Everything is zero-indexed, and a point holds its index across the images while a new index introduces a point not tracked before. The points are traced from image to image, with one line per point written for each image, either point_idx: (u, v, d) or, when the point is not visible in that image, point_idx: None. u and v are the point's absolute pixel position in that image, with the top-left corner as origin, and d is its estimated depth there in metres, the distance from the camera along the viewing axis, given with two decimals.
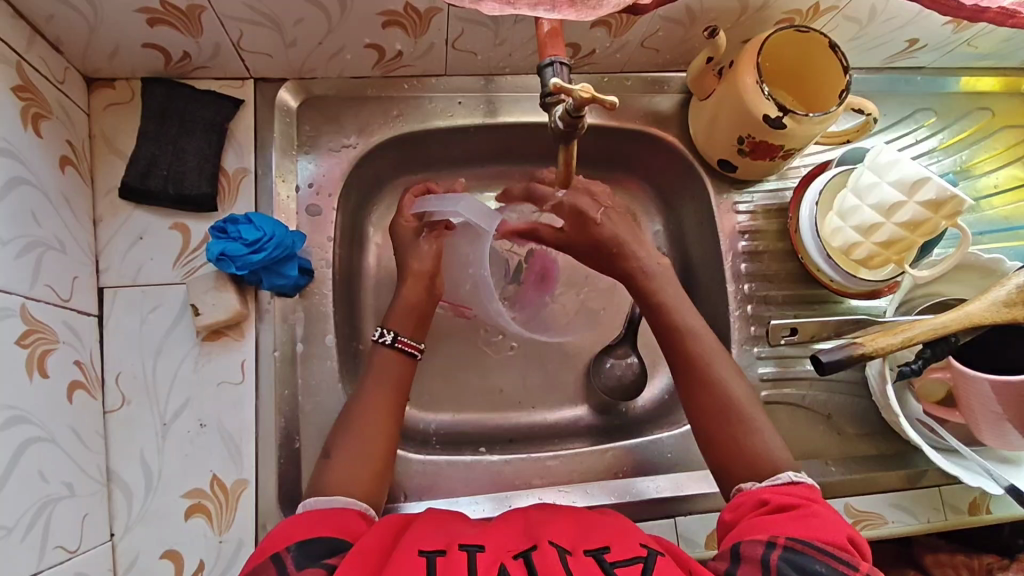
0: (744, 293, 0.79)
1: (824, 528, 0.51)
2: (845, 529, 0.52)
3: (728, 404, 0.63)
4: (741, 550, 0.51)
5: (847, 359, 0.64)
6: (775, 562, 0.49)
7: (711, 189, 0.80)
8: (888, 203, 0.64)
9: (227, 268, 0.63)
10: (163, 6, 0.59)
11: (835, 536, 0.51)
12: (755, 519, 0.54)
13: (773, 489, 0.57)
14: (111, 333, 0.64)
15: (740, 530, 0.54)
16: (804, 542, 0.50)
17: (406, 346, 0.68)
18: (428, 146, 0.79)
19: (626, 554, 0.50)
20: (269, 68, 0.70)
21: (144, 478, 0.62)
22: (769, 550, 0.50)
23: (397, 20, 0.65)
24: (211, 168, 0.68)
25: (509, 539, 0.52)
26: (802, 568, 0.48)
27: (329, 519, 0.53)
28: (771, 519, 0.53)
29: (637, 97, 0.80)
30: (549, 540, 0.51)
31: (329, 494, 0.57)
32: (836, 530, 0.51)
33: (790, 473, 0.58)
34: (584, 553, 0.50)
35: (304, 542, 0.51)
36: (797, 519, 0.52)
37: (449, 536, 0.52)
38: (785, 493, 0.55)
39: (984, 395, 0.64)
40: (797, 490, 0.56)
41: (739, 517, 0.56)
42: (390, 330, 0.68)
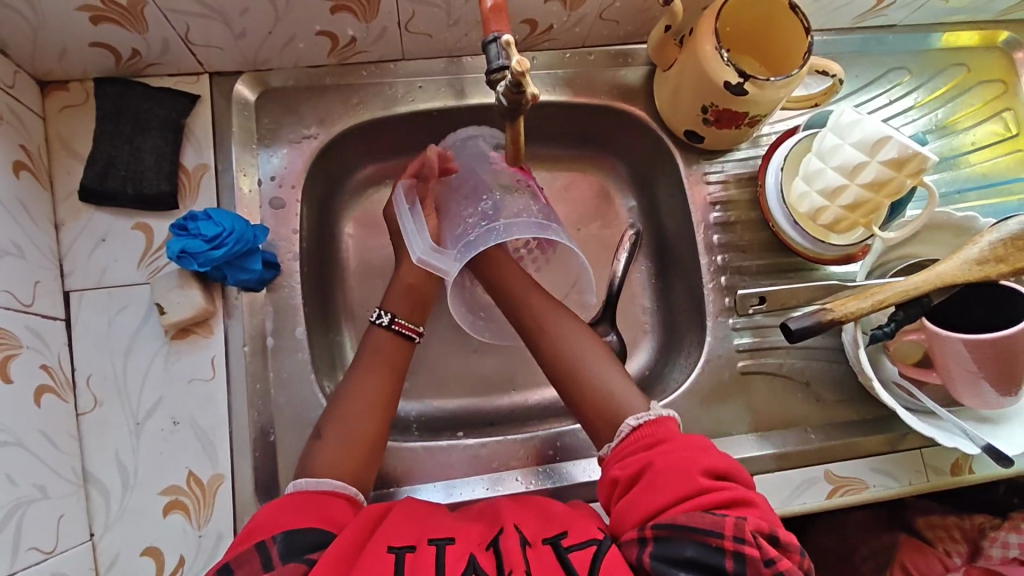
0: (717, 264, 0.78)
1: (670, 487, 0.52)
2: (694, 473, 0.53)
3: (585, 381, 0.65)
4: (624, 553, 0.52)
5: (817, 325, 0.63)
6: (647, 562, 0.49)
7: (681, 160, 0.80)
8: (851, 164, 0.62)
9: (189, 265, 0.63)
10: (103, 2, 0.58)
11: (690, 486, 0.52)
12: (624, 507, 0.55)
13: (620, 454, 0.59)
14: (79, 335, 0.64)
15: (619, 520, 0.55)
16: (665, 526, 0.50)
17: (402, 329, 0.68)
18: (392, 133, 0.78)
19: (582, 538, 0.51)
20: (223, 61, 0.69)
21: (120, 477, 0.63)
22: (641, 550, 0.50)
23: (346, 4, 0.64)
24: (169, 166, 0.68)
25: (474, 531, 0.53)
26: (671, 556, 0.48)
27: (313, 506, 0.54)
28: (633, 502, 0.54)
29: (602, 72, 0.79)
30: (515, 524, 0.53)
31: (319, 477, 0.58)
32: (687, 484, 0.52)
33: (632, 420, 0.60)
34: (543, 542, 0.51)
35: (290, 533, 0.51)
36: (642, 490, 0.54)
37: (427, 531, 0.52)
38: (628, 459, 0.58)
39: (959, 354, 0.63)
40: (648, 436, 0.58)
41: (610, 500, 0.57)
42: (387, 312, 0.69)
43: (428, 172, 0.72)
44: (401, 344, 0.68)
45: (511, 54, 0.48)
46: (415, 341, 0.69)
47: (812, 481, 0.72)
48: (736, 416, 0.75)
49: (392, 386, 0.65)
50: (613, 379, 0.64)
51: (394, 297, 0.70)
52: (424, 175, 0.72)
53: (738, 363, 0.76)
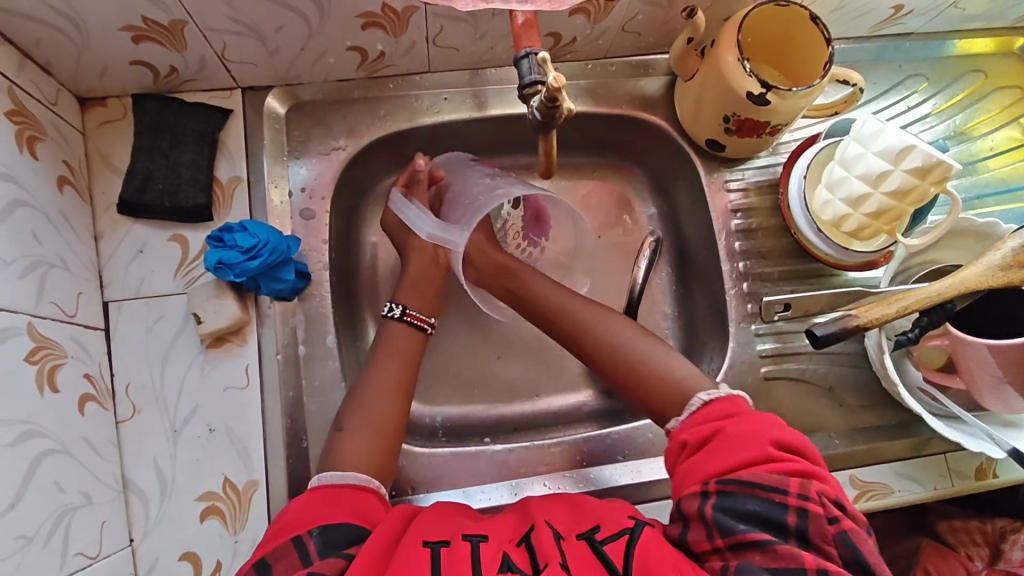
0: (739, 271, 0.79)
1: (740, 450, 0.56)
2: (763, 441, 0.56)
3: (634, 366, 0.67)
4: (683, 509, 0.55)
5: (842, 331, 0.64)
6: (711, 514, 0.52)
7: (702, 168, 0.81)
8: (874, 173, 0.63)
9: (226, 275, 0.65)
10: (146, 23, 0.60)
11: (753, 451, 0.55)
12: (685, 467, 0.58)
13: (690, 425, 0.61)
14: (118, 345, 0.66)
15: (680, 480, 0.58)
16: (730, 482, 0.54)
17: (414, 320, 0.72)
18: (417, 143, 0.79)
19: (614, 529, 0.53)
20: (255, 77, 0.71)
21: (159, 483, 0.64)
22: (704, 501, 0.54)
23: (377, 21, 0.65)
24: (204, 179, 0.70)
25: (507, 526, 0.54)
26: (734, 509, 0.52)
27: (343, 502, 0.56)
28: (695, 464, 0.57)
29: (623, 82, 0.81)
30: (546, 521, 0.54)
31: (344, 470, 0.60)
32: (752, 448, 0.55)
33: (704, 395, 0.62)
34: (576, 538, 0.52)
35: (325, 529, 0.53)
36: (715, 451, 0.57)
37: (453, 525, 0.54)
38: (699, 426, 0.60)
39: (982, 359, 0.64)
40: (717, 409, 0.60)
41: (672, 465, 0.61)
42: (398, 305, 0.72)
43: (422, 173, 0.74)
44: (414, 334, 0.71)
45: (547, 71, 0.49)
46: (428, 331, 0.72)
47: None
48: None
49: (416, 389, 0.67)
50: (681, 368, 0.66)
51: (405, 292, 0.74)
52: (416, 176, 0.75)
53: (761, 368, 0.77)
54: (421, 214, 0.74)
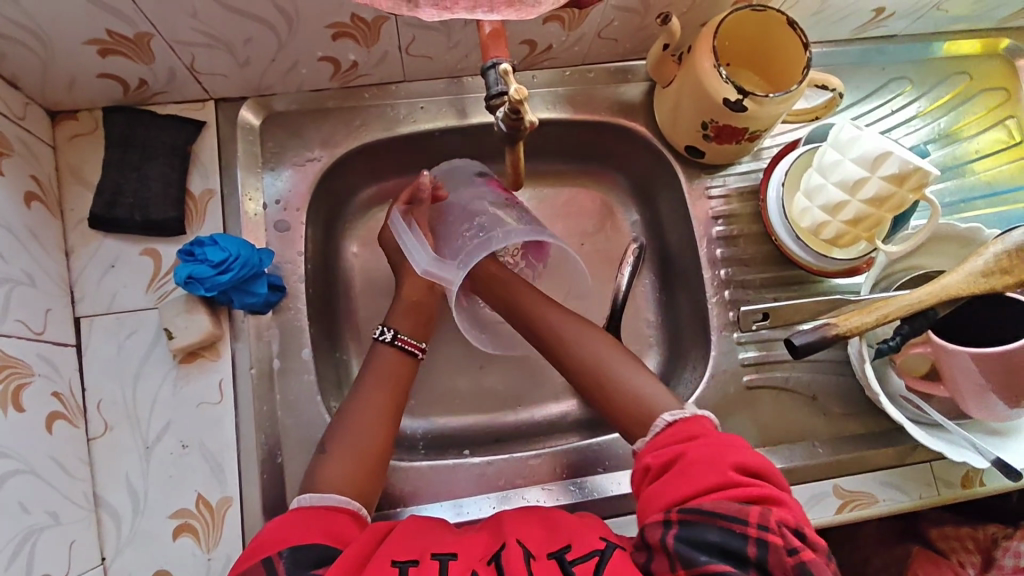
0: (721, 278, 0.78)
1: (701, 476, 0.54)
2: (722, 467, 0.53)
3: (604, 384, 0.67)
4: (647, 538, 0.53)
5: (822, 341, 0.63)
6: (671, 544, 0.50)
7: (682, 175, 0.80)
8: (851, 180, 0.62)
9: (196, 290, 0.64)
10: (111, 36, 0.59)
11: (710, 479, 0.53)
12: (651, 491, 0.56)
13: (654, 446, 0.59)
14: (89, 361, 0.65)
15: (647, 506, 0.56)
16: (693, 510, 0.52)
17: (405, 345, 0.70)
18: (395, 153, 0.79)
19: (585, 549, 0.52)
20: (228, 88, 0.70)
21: (131, 501, 0.63)
22: (665, 532, 0.52)
23: (347, 30, 0.65)
24: (176, 193, 0.69)
25: (478, 544, 0.54)
26: (695, 539, 0.50)
27: (320, 521, 0.55)
28: (662, 487, 0.55)
29: (602, 89, 0.80)
30: (517, 539, 0.53)
31: (324, 492, 0.59)
32: (713, 475, 0.53)
33: (666, 417, 0.61)
34: (548, 556, 0.51)
35: (295, 548, 0.52)
36: (677, 475, 0.55)
37: (423, 543, 0.54)
38: (663, 449, 0.58)
39: (966, 368, 0.63)
40: (678, 429, 0.59)
41: (639, 488, 0.59)
42: (389, 329, 0.71)
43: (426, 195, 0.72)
44: (404, 361, 0.69)
45: (510, 82, 0.48)
46: (419, 356, 0.71)
47: (820, 497, 0.71)
48: (743, 431, 0.75)
49: (397, 402, 0.67)
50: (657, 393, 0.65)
51: (399, 316, 0.73)
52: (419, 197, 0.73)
53: (744, 377, 0.76)
54: (414, 239, 0.73)
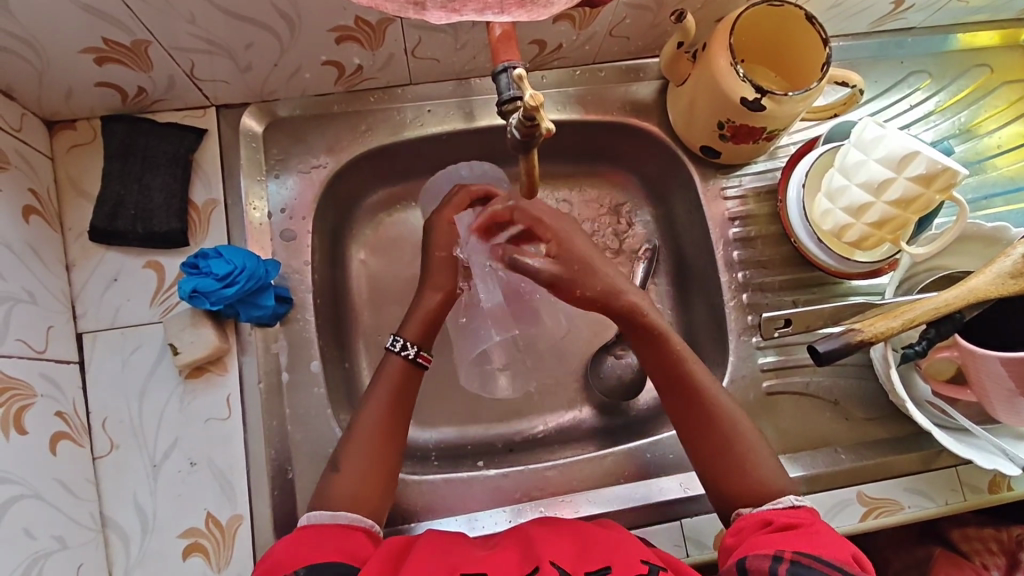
0: (738, 281, 0.76)
1: (829, 545, 0.50)
2: (847, 547, 0.50)
3: (717, 424, 0.61)
4: (747, 563, 0.50)
5: (846, 347, 0.61)
6: None
7: (697, 176, 0.78)
8: (877, 181, 0.60)
9: (201, 304, 0.62)
10: (107, 44, 0.58)
11: (841, 553, 0.50)
12: (758, 538, 0.53)
13: (775, 512, 0.55)
14: (93, 378, 0.64)
15: (746, 547, 0.53)
16: (813, 556, 0.49)
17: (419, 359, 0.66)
18: (401, 157, 0.77)
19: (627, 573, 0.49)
20: (229, 94, 0.68)
21: (140, 521, 0.62)
22: (776, 564, 0.49)
23: (351, 34, 0.63)
24: (179, 204, 0.67)
25: (510, 565, 0.51)
26: None
27: (333, 537, 0.54)
28: (774, 537, 0.52)
29: (614, 88, 0.78)
30: (550, 561, 0.50)
31: (336, 508, 0.57)
32: (841, 548, 0.50)
33: (791, 498, 0.57)
34: None
35: (311, 566, 0.50)
36: (802, 537, 0.51)
37: (450, 561, 0.52)
38: (787, 515, 0.54)
39: (995, 374, 0.61)
40: (798, 513, 0.55)
41: (739, 541, 0.55)
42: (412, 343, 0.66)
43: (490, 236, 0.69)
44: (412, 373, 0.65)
45: (523, 87, 0.46)
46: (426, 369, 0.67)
47: (842, 504, 0.70)
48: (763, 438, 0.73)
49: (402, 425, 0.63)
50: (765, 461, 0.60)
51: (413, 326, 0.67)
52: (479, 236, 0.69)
53: (764, 383, 0.74)
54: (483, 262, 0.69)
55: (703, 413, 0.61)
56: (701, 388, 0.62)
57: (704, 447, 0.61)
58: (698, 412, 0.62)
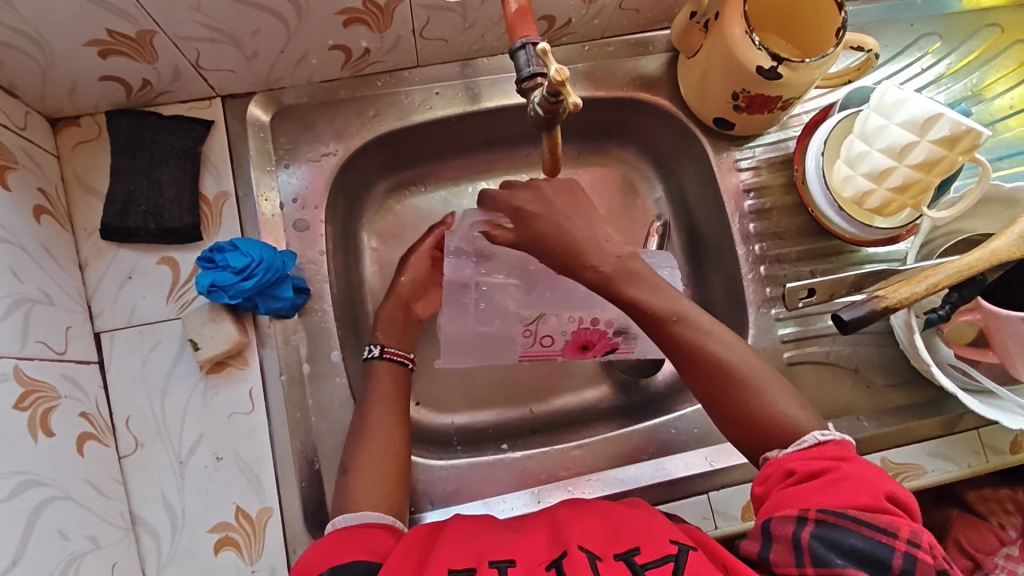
0: (755, 254, 0.76)
1: (857, 493, 0.49)
2: (877, 490, 0.49)
3: (733, 391, 0.57)
4: (773, 529, 0.50)
5: (871, 314, 0.60)
6: (807, 542, 0.48)
7: (709, 149, 0.77)
8: (899, 145, 0.59)
9: (220, 298, 0.62)
10: (112, 36, 0.56)
11: (872, 499, 0.49)
12: (785, 492, 0.52)
13: (800, 455, 0.54)
14: (114, 377, 0.63)
15: (771, 504, 0.52)
16: (836, 513, 0.48)
17: (394, 357, 0.68)
18: (411, 141, 0.76)
19: (657, 554, 0.50)
20: (234, 83, 0.67)
21: (169, 518, 0.61)
22: (799, 527, 0.49)
23: (359, 16, 0.61)
24: (189, 197, 0.66)
25: (537, 548, 0.51)
26: (838, 544, 0.47)
27: (357, 539, 0.53)
28: (802, 491, 0.51)
29: (622, 63, 0.77)
30: (578, 545, 0.50)
31: (359, 510, 0.57)
32: (869, 494, 0.49)
33: (816, 434, 0.54)
34: (615, 558, 0.50)
35: (335, 569, 0.50)
36: (826, 488, 0.50)
37: (479, 548, 0.52)
38: (811, 460, 0.53)
39: (1018, 335, 0.61)
40: (827, 451, 0.53)
41: (767, 490, 0.54)
42: (376, 344, 0.69)
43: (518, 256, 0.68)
44: (397, 373, 0.68)
45: (547, 62, 0.45)
46: (409, 366, 0.69)
47: None
48: None
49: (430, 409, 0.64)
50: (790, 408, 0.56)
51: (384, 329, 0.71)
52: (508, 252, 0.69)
53: (784, 354, 0.74)
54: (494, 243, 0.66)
55: (715, 374, 0.58)
56: (703, 362, 0.58)
57: (722, 409, 0.58)
58: (710, 378, 0.58)
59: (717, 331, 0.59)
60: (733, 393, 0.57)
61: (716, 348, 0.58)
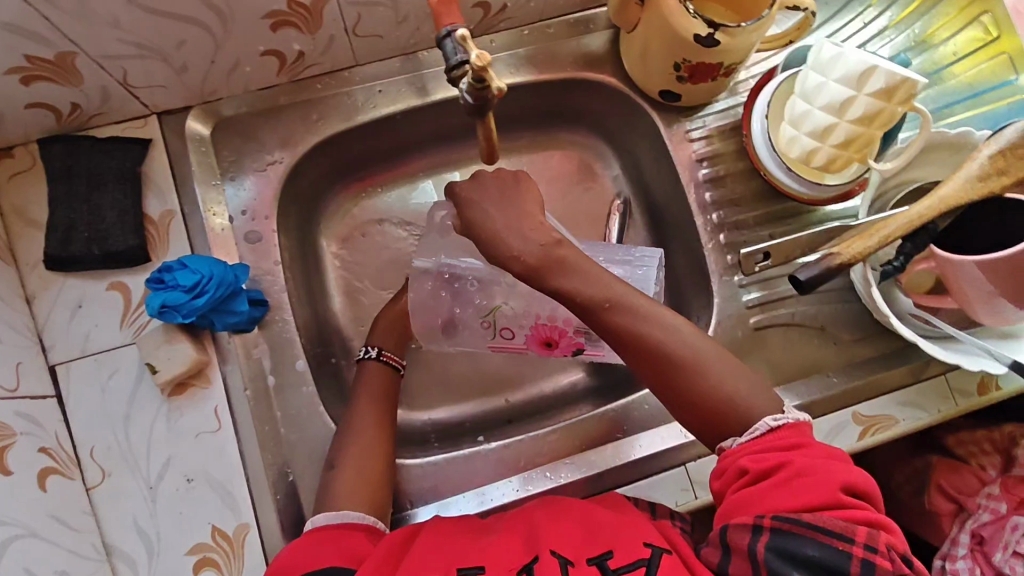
0: (713, 223, 0.76)
1: (809, 492, 0.49)
2: (829, 484, 0.49)
3: (678, 376, 0.56)
4: (730, 540, 0.50)
5: (827, 271, 0.62)
6: (762, 554, 0.48)
7: (659, 122, 0.77)
8: (838, 101, 0.59)
9: (173, 318, 0.60)
10: (31, 61, 0.55)
11: (824, 496, 0.49)
12: (740, 495, 0.52)
13: (753, 449, 0.54)
14: (73, 409, 0.62)
15: (728, 510, 0.52)
16: (791, 520, 0.48)
17: (390, 359, 0.70)
18: (360, 142, 0.74)
19: (630, 558, 0.50)
20: (168, 98, 0.66)
21: (144, 544, 0.60)
22: (755, 539, 0.49)
23: (287, 18, 0.60)
24: (133, 219, 0.65)
25: (509, 552, 0.52)
26: (793, 553, 0.47)
27: (334, 543, 0.53)
28: (756, 495, 0.51)
29: (565, 43, 0.76)
30: (551, 549, 0.51)
31: (339, 510, 0.57)
32: (821, 492, 0.49)
33: (767, 421, 0.54)
34: (587, 563, 0.50)
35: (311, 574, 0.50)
36: (779, 489, 0.50)
37: (450, 555, 0.52)
38: (762, 454, 0.53)
39: (973, 279, 0.62)
40: (777, 444, 0.53)
41: (724, 489, 0.54)
42: (374, 345, 0.70)
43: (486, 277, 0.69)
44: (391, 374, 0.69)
45: (470, 48, 0.45)
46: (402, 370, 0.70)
47: (841, 426, 0.71)
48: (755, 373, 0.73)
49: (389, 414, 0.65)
50: (738, 388, 0.56)
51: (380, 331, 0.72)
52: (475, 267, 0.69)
53: (750, 319, 0.75)
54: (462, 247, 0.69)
55: (659, 359, 0.57)
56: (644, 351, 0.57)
57: (671, 396, 0.57)
58: (654, 366, 0.57)
59: (655, 315, 0.58)
60: (679, 378, 0.56)
61: (656, 333, 0.57)
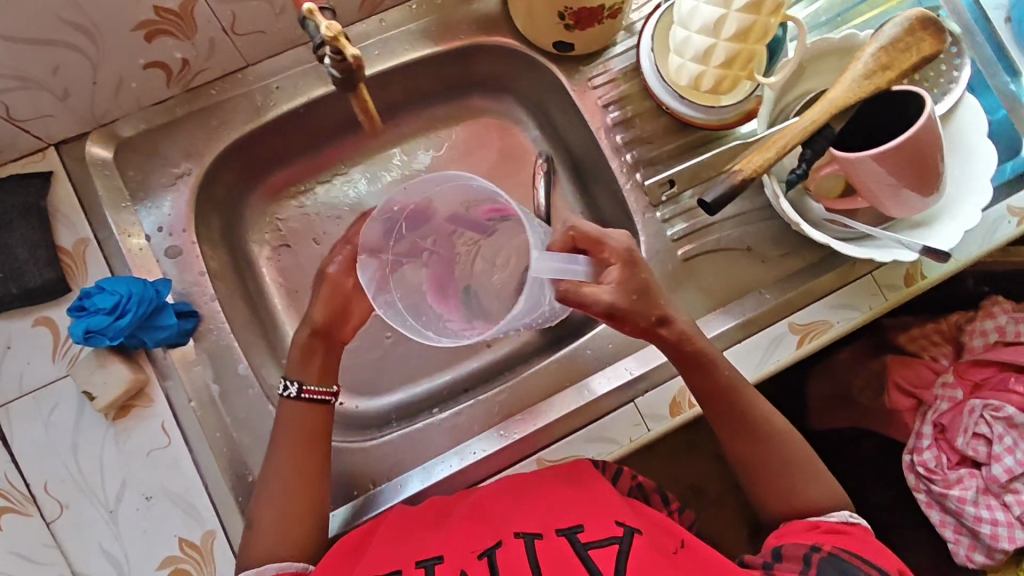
0: (628, 163, 0.77)
1: (875, 551, 0.53)
2: (894, 559, 0.53)
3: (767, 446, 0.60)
4: (784, 551, 0.54)
5: (732, 189, 0.63)
6: (816, 562, 0.51)
7: (561, 75, 0.77)
8: (712, 21, 0.61)
9: (101, 342, 0.61)
10: None
11: (889, 563, 0.52)
12: (806, 531, 0.55)
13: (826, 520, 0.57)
14: (20, 447, 0.62)
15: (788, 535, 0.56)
16: (852, 554, 0.52)
17: (315, 395, 0.62)
18: (269, 142, 0.74)
19: (601, 533, 0.51)
20: (61, 127, 0.66)
21: (113, 566, 0.62)
22: (812, 551, 0.53)
23: (159, 27, 0.60)
24: (46, 253, 0.65)
25: (470, 539, 0.53)
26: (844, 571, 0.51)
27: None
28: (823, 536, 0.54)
29: (456, 11, 0.76)
30: (515, 532, 0.51)
31: (257, 566, 0.55)
32: (886, 558, 0.52)
33: (845, 513, 0.57)
34: (556, 534, 0.51)
35: None
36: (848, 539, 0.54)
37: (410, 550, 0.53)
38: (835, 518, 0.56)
39: (874, 172, 0.63)
40: (855, 527, 0.56)
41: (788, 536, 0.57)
42: (293, 382, 0.62)
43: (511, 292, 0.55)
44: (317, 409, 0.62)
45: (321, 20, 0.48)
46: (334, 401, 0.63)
47: (778, 339, 0.73)
48: (691, 301, 0.75)
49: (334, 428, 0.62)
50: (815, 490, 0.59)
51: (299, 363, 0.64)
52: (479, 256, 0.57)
53: (679, 251, 0.76)
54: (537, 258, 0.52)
55: (754, 423, 0.60)
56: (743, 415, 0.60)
57: (754, 463, 0.60)
58: (749, 430, 0.60)
59: (759, 396, 0.61)
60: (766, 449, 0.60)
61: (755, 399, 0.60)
